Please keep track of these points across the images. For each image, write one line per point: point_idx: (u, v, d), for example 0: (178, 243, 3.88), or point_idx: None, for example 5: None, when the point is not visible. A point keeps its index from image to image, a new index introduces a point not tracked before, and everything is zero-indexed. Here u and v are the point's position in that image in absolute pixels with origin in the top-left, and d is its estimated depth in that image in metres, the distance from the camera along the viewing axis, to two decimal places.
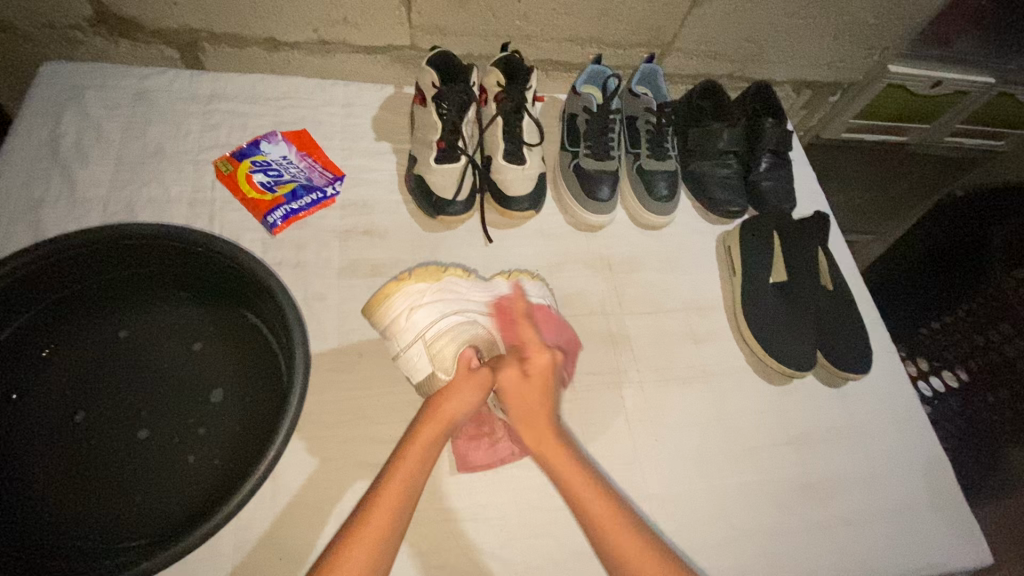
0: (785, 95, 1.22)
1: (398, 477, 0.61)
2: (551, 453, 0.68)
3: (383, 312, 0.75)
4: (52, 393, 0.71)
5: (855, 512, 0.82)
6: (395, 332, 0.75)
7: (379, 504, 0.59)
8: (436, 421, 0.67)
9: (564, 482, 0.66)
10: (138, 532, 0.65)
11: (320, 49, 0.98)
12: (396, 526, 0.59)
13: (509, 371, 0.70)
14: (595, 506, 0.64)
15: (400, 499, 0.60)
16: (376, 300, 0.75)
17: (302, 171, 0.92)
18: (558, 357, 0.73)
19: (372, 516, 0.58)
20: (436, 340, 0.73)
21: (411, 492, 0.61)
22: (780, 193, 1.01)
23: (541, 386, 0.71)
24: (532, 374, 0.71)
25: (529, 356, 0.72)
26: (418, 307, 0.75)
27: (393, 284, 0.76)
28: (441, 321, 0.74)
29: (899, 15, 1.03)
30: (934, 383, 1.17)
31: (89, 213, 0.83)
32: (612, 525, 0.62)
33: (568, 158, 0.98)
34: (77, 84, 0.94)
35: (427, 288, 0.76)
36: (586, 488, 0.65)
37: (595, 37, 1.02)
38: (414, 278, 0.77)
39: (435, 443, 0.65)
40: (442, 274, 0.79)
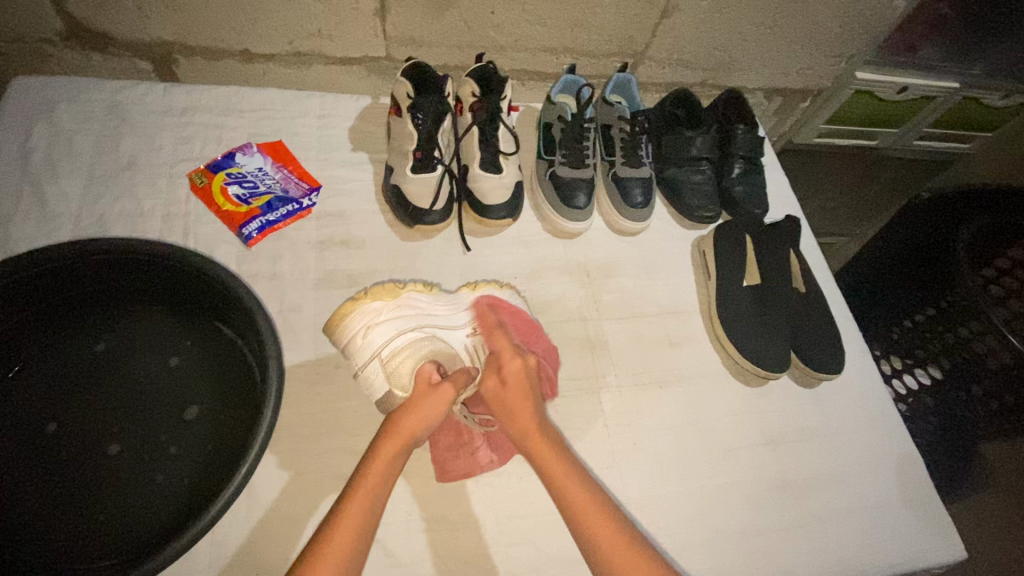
0: (757, 102, 1.25)
1: (359, 497, 0.61)
2: (540, 452, 0.68)
3: (342, 331, 0.74)
4: (22, 411, 0.69)
5: (830, 510, 0.83)
6: (354, 350, 0.74)
7: (340, 528, 0.58)
8: (396, 437, 0.66)
9: (552, 482, 0.66)
10: (112, 552, 0.64)
11: (296, 61, 0.98)
12: (359, 548, 0.58)
13: (488, 382, 0.72)
14: (581, 509, 0.63)
15: (362, 522, 0.59)
16: (333, 319, 0.74)
17: (277, 183, 0.92)
18: (532, 361, 0.74)
19: (333, 542, 0.57)
20: (393, 356, 0.73)
21: (372, 514, 0.60)
22: (754, 197, 1.03)
23: (521, 389, 0.71)
24: (509, 382, 0.72)
25: (504, 363, 0.73)
26: (375, 325, 0.74)
27: (349, 303, 0.75)
28: (398, 338, 0.74)
29: (863, 25, 1.06)
30: (908, 381, 1.21)
31: (60, 228, 0.82)
32: (592, 520, 0.63)
33: (544, 166, 0.99)
34: (47, 98, 0.93)
35: (383, 306, 0.76)
36: (572, 483, 0.66)
37: (569, 47, 1.03)
38: (370, 296, 0.76)
39: (396, 461, 0.65)
40: (399, 290, 0.78)
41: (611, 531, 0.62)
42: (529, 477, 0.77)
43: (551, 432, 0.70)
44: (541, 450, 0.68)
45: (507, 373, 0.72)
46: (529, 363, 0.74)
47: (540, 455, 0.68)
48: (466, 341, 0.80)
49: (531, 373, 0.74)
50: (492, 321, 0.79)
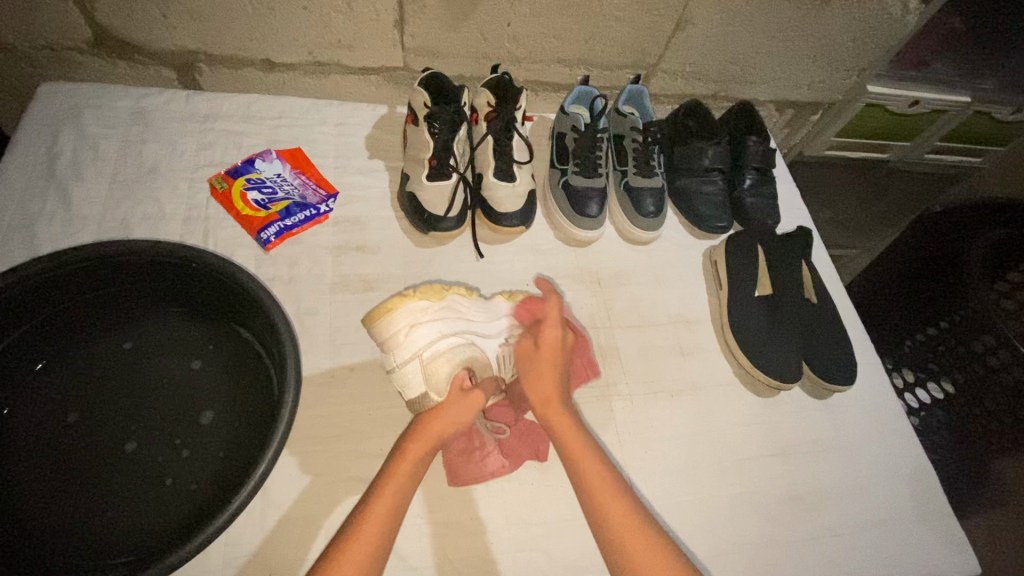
0: (768, 114, 1.26)
1: (383, 500, 0.62)
2: (553, 415, 0.73)
3: (385, 326, 0.73)
4: (43, 407, 0.71)
5: (843, 522, 0.83)
6: (394, 346, 0.73)
7: (372, 512, 0.61)
8: (423, 439, 0.68)
9: (578, 475, 0.69)
10: (128, 549, 0.65)
11: (315, 70, 1.01)
12: (387, 535, 0.61)
13: (524, 342, 0.79)
14: (590, 475, 0.68)
15: (385, 527, 0.61)
16: (377, 312, 0.73)
17: (295, 189, 0.93)
18: (570, 339, 0.80)
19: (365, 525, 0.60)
20: (434, 359, 0.73)
21: (401, 502, 0.63)
22: (765, 208, 1.04)
23: (552, 357, 0.77)
24: (544, 348, 0.77)
25: (543, 331, 0.78)
26: (418, 325, 0.73)
27: (397, 298, 0.74)
28: (441, 341, 0.74)
29: (875, 38, 1.08)
30: (919, 395, 1.22)
31: (84, 230, 0.84)
32: (594, 480, 0.68)
33: (557, 175, 1.00)
34: (73, 104, 0.95)
35: (430, 306, 0.75)
36: (580, 445, 0.71)
37: (583, 59, 1.05)
38: (417, 294, 0.75)
39: (426, 457, 0.67)
40: (445, 292, 0.78)
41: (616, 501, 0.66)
42: (542, 484, 0.77)
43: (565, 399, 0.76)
44: (569, 444, 0.71)
45: (542, 340, 0.78)
46: (568, 340, 0.80)
47: (569, 448, 0.71)
48: (501, 351, 0.79)
49: (566, 344, 0.79)
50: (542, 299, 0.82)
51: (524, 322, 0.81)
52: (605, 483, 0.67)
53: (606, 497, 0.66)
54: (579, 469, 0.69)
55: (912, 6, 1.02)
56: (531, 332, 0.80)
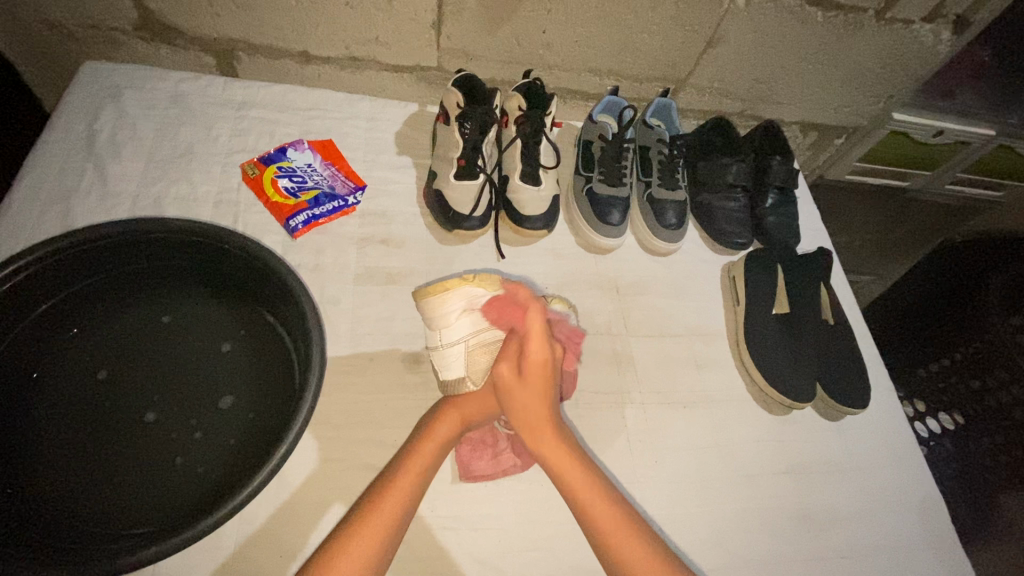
0: (792, 135, 1.26)
1: (403, 481, 0.65)
2: (549, 450, 0.70)
3: (440, 304, 0.76)
4: (71, 374, 0.72)
5: (849, 545, 0.82)
6: (443, 326, 0.77)
7: (390, 493, 0.64)
8: (451, 421, 0.73)
9: (590, 520, 0.67)
10: (145, 520, 0.65)
11: (350, 64, 1.03)
12: (399, 520, 0.62)
13: (504, 368, 0.72)
14: (605, 521, 0.66)
15: (402, 507, 0.63)
16: (434, 288, 0.76)
17: (325, 179, 0.95)
18: (553, 352, 0.73)
19: (380, 507, 0.62)
20: (478, 349, 0.77)
21: (417, 492, 0.65)
22: (786, 228, 1.04)
23: (542, 383, 0.71)
24: (528, 373, 0.71)
25: (528, 350, 0.71)
26: (470, 311, 0.76)
27: (457, 280, 0.76)
28: (488, 333, 0.77)
29: (904, 66, 1.09)
30: (930, 424, 1.18)
31: (118, 206, 0.86)
32: (607, 521, 0.66)
33: (581, 182, 1.01)
34: (115, 83, 0.97)
35: (485, 295, 0.76)
36: (586, 484, 0.69)
37: (614, 69, 1.06)
38: (477, 280, 0.76)
39: (444, 446, 0.70)
40: (505, 282, 0.77)
41: (638, 546, 0.65)
42: (551, 484, 0.77)
43: (561, 432, 0.72)
44: (583, 489, 0.68)
45: (528, 367, 0.71)
46: (553, 356, 0.73)
47: (566, 475, 0.69)
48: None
49: (552, 364, 0.73)
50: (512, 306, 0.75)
51: (497, 322, 0.76)
52: (624, 530, 0.66)
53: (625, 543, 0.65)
54: (595, 516, 0.67)
55: (943, 37, 1.04)
56: (511, 356, 0.73)
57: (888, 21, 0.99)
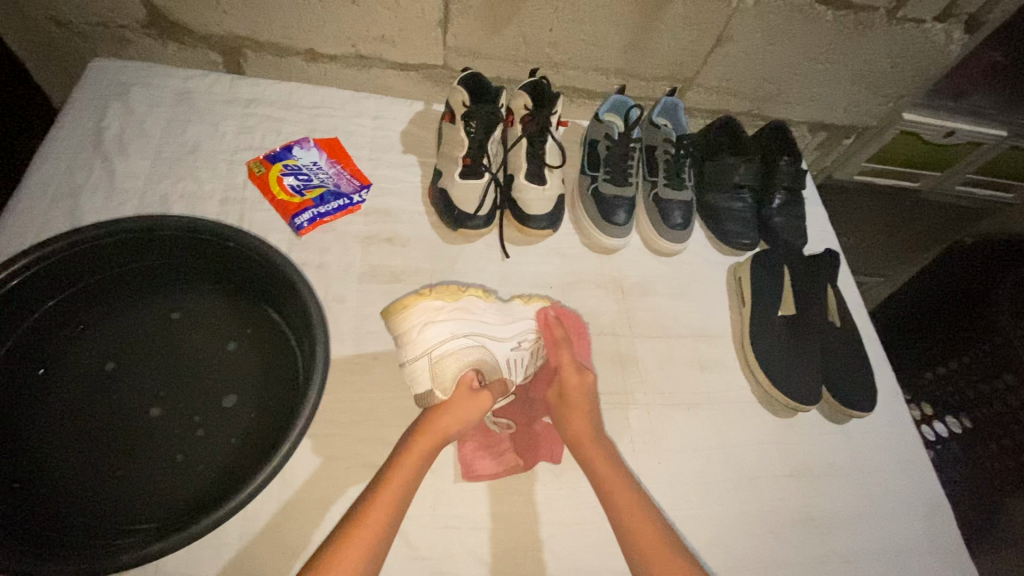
0: (800, 135, 1.25)
1: (391, 488, 0.64)
2: (590, 456, 0.73)
3: (402, 321, 0.75)
4: (76, 370, 0.73)
5: (853, 549, 0.82)
6: (407, 343, 0.75)
7: (376, 503, 0.63)
8: (430, 438, 0.70)
9: (630, 541, 0.66)
10: (150, 515, 0.66)
11: (357, 62, 1.03)
12: (389, 528, 0.62)
13: (549, 393, 0.81)
14: (633, 518, 0.67)
15: (391, 513, 0.63)
16: (394, 307, 0.75)
17: (330, 177, 0.95)
18: (589, 377, 0.79)
19: (368, 517, 0.61)
20: (443, 359, 0.74)
21: (408, 492, 0.65)
22: (793, 228, 1.03)
23: (581, 405, 0.78)
24: (567, 396, 0.78)
25: (564, 377, 0.79)
26: (432, 323, 0.75)
27: (413, 296, 0.76)
28: (451, 341, 0.75)
29: (915, 66, 1.07)
30: (937, 428, 1.19)
31: (125, 203, 0.87)
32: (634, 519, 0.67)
33: (587, 181, 1.01)
34: (122, 80, 0.98)
35: (444, 306, 0.77)
36: (617, 486, 0.70)
37: (620, 68, 1.05)
38: (432, 293, 0.77)
39: (433, 449, 0.70)
40: (461, 292, 0.79)
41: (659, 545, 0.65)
42: (554, 485, 0.77)
43: (601, 440, 0.75)
44: (613, 489, 0.70)
45: (567, 389, 0.78)
46: (586, 379, 0.79)
47: (603, 479, 0.71)
48: (512, 354, 0.79)
49: (591, 390, 0.79)
50: (557, 334, 0.81)
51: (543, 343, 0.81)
52: (647, 527, 0.66)
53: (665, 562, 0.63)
54: (620, 514, 0.68)
55: (955, 36, 1.02)
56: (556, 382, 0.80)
57: (899, 21, 0.98)
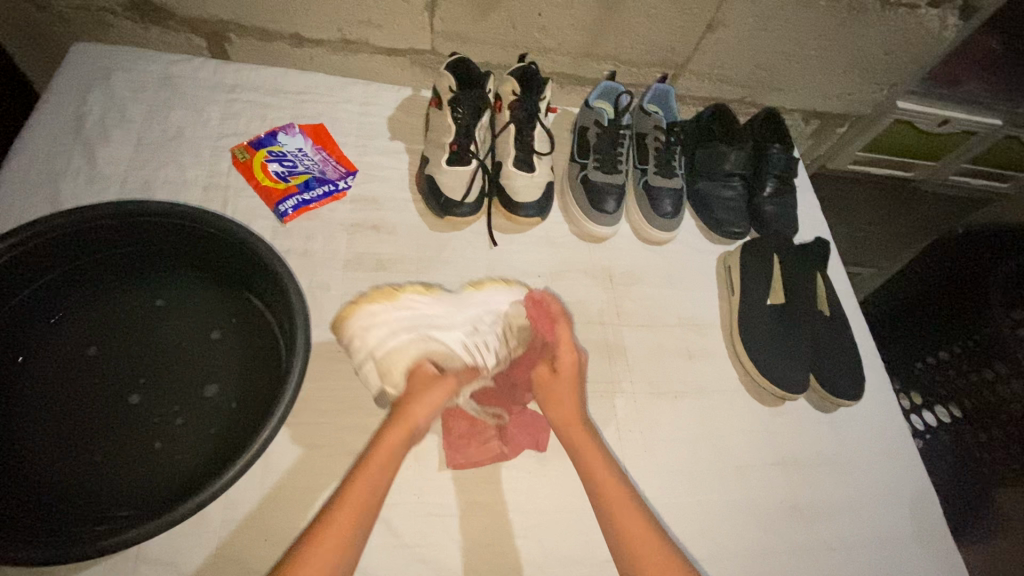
0: (794, 123, 1.24)
1: (360, 485, 0.61)
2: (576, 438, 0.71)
3: (344, 331, 0.75)
4: (56, 358, 0.72)
5: (838, 537, 0.82)
6: (353, 349, 0.75)
7: (343, 505, 0.59)
8: (403, 420, 0.67)
9: (612, 523, 0.65)
10: (131, 503, 0.66)
11: (343, 47, 1.01)
12: (360, 529, 0.58)
13: (539, 369, 0.77)
14: (613, 499, 0.66)
15: (360, 512, 0.59)
16: (336, 321, 0.77)
17: (316, 164, 0.94)
18: (584, 356, 0.77)
19: (334, 519, 0.58)
20: (387, 357, 0.73)
21: (376, 492, 0.61)
22: (784, 217, 1.03)
23: (572, 385, 0.75)
24: (560, 372, 0.75)
25: (557, 354, 0.75)
26: (370, 326, 0.74)
27: (350, 306, 0.76)
28: (392, 338, 0.74)
29: (909, 52, 1.06)
30: (925, 417, 1.20)
31: (107, 190, 0.85)
32: (615, 503, 0.66)
33: (577, 169, 1.00)
34: (104, 65, 0.96)
35: (381, 308, 0.76)
36: (601, 467, 0.69)
37: (611, 54, 1.04)
38: (368, 299, 0.76)
39: (402, 444, 0.65)
40: (398, 292, 0.78)
41: (640, 528, 0.64)
42: (539, 473, 0.77)
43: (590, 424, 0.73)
44: (596, 471, 0.68)
45: (559, 365, 0.75)
46: (581, 359, 0.77)
47: (586, 461, 0.70)
48: (467, 339, 0.78)
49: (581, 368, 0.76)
50: (554, 310, 0.78)
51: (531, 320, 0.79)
52: (626, 509, 0.65)
53: (649, 561, 0.61)
54: (602, 494, 0.67)
55: (950, 23, 1.01)
56: (546, 359, 0.78)
57: (892, 7, 0.96)
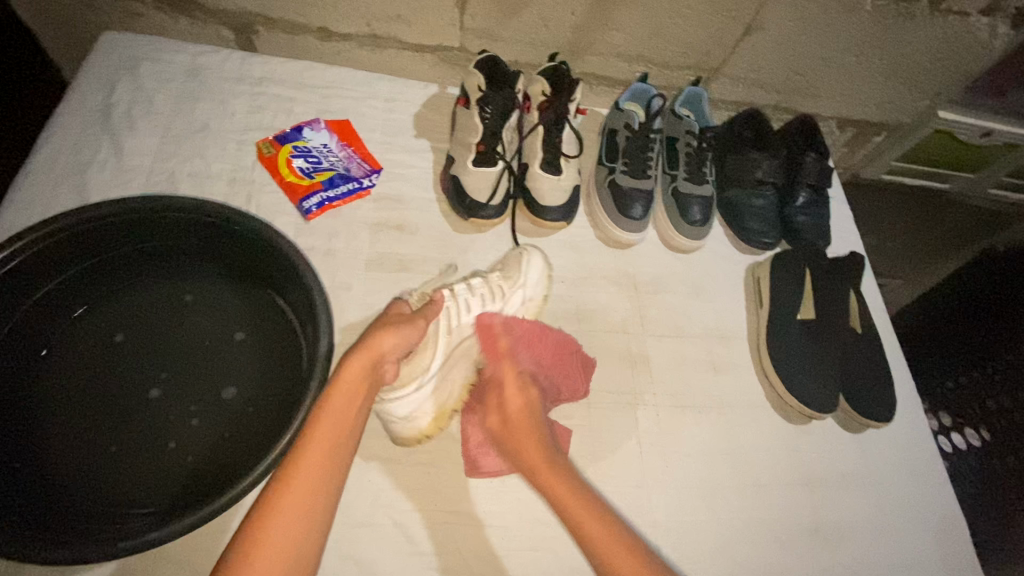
0: (828, 131, 1.20)
1: (329, 422, 0.59)
2: (544, 481, 0.65)
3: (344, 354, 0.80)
4: (80, 350, 0.72)
5: (862, 563, 0.80)
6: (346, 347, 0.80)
7: (313, 442, 0.58)
8: (368, 352, 0.63)
9: (591, 547, 0.60)
10: (150, 499, 0.66)
11: (371, 42, 1.00)
12: (336, 467, 0.58)
13: (490, 421, 0.71)
14: (584, 520, 0.61)
15: (332, 448, 0.58)
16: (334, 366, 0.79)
17: (341, 161, 0.93)
18: (534, 392, 0.72)
19: (308, 458, 0.57)
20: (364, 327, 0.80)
21: (350, 427, 0.60)
22: (816, 230, 0.99)
23: (523, 424, 0.69)
24: (508, 417, 0.70)
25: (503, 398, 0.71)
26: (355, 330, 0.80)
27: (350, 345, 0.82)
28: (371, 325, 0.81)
29: (955, 61, 1.02)
30: (955, 440, 1.12)
31: (133, 181, 0.85)
32: (592, 524, 0.61)
33: (604, 172, 0.97)
34: (132, 54, 0.96)
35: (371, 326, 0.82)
36: (567, 493, 0.63)
37: (644, 55, 1.01)
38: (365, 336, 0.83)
39: (367, 371, 0.63)
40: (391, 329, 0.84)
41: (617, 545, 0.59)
42: None
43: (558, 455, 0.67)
44: (564, 498, 0.63)
45: (508, 410, 0.70)
46: (532, 396, 0.71)
47: (555, 492, 0.64)
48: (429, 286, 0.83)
49: (535, 404, 0.71)
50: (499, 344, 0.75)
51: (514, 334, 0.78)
52: (601, 527, 0.60)
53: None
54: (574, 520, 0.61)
55: (1001, 31, 0.97)
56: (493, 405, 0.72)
57: (940, 13, 0.93)
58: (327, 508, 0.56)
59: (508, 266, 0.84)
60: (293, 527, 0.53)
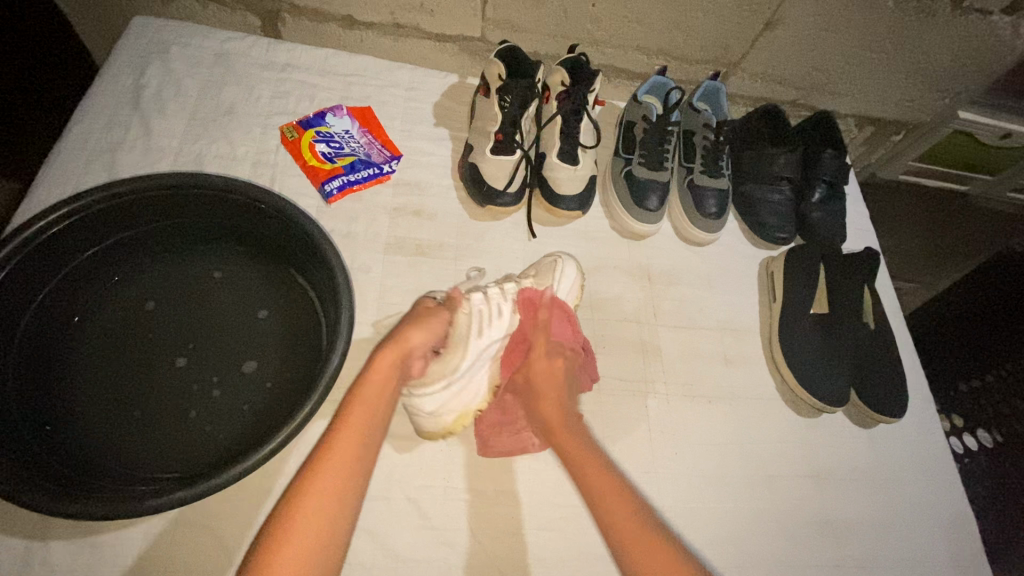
0: (846, 129, 1.20)
1: (358, 411, 0.62)
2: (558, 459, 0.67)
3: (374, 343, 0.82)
4: (110, 320, 0.75)
5: (869, 556, 0.80)
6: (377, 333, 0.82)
7: (343, 430, 0.61)
8: (397, 347, 0.68)
9: (608, 528, 0.61)
10: (171, 465, 0.68)
11: (394, 31, 1.01)
12: (365, 454, 0.60)
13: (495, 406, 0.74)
14: (606, 500, 0.62)
15: (361, 436, 0.61)
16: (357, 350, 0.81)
17: (362, 147, 0.94)
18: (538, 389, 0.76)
19: (338, 444, 0.59)
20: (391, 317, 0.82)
21: (377, 417, 0.63)
22: (831, 226, 1.00)
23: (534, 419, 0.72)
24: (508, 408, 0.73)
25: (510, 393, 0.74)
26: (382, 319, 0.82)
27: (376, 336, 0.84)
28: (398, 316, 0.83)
29: (976, 61, 1.02)
30: (967, 440, 1.11)
31: (161, 162, 0.88)
32: (607, 505, 0.62)
33: (621, 164, 0.98)
34: (162, 39, 0.98)
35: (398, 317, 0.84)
36: (587, 473, 0.65)
37: (663, 49, 1.02)
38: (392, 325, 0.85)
39: (399, 366, 0.67)
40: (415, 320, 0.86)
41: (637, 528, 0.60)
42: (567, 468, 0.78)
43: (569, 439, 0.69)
44: (583, 477, 0.65)
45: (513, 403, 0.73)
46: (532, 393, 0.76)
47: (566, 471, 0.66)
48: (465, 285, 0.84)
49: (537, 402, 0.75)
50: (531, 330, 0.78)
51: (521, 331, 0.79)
52: (619, 508, 0.61)
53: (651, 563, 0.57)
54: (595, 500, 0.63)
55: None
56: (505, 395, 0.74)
57: (964, 12, 0.92)
58: (354, 493, 0.58)
59: (542, 272, 0.84)
60: (324, 509, 0.55)
